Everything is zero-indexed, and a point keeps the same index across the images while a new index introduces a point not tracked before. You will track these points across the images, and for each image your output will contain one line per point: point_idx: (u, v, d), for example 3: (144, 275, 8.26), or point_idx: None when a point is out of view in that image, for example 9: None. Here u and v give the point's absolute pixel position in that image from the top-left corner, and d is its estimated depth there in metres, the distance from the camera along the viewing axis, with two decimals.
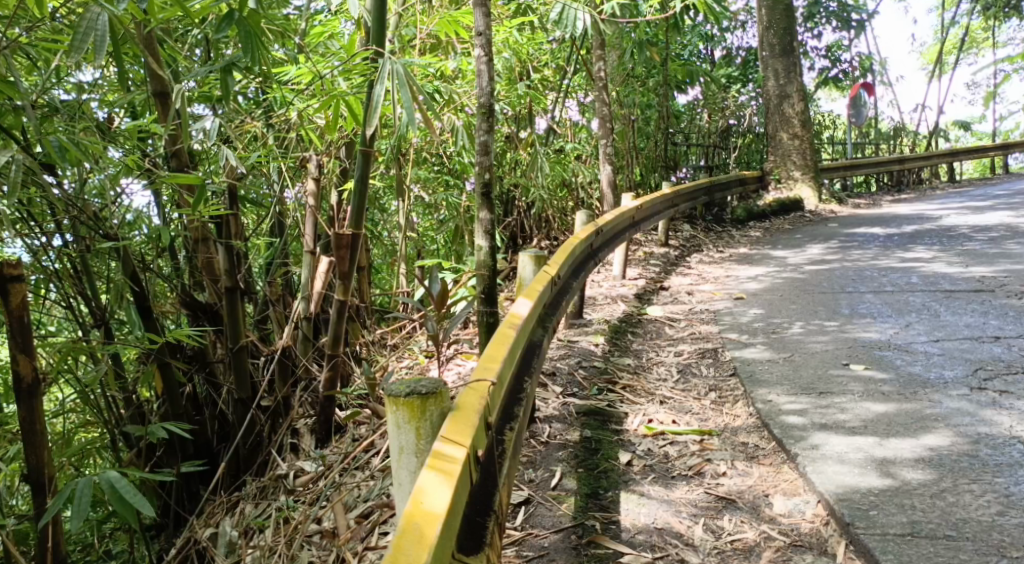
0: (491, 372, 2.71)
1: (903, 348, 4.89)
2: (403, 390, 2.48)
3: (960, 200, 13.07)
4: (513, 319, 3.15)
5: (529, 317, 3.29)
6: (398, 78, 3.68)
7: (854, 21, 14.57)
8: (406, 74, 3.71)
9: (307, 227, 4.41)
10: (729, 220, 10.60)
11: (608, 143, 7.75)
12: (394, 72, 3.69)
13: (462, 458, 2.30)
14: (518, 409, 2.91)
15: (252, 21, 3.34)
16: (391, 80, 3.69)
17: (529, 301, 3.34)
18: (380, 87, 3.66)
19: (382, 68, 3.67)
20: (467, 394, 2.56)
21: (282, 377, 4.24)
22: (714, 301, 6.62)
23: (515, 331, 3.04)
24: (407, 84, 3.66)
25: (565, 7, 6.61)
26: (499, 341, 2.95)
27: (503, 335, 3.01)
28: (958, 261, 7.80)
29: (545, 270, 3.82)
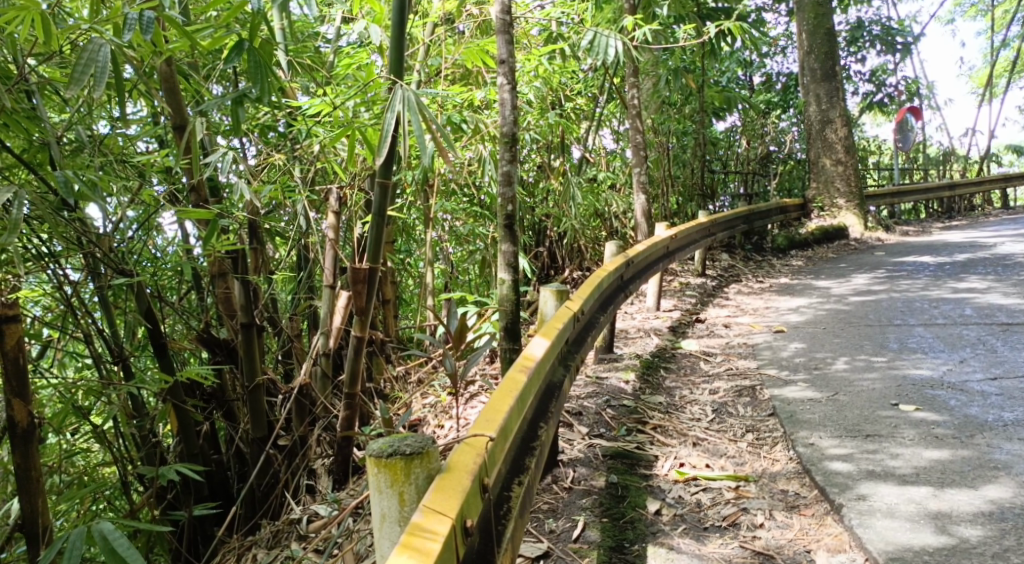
0: (493, 425, 2.55)
1: (957, 387, 4.63)
2: (386, 451, 2.28)
3: (1013, 227, 12.64)
4: (525, 361, 2.97)
5: (546, 357, 3.12)
6: (410, 109, 3.55)
7: (899, 45, 14.25)
8: (419, 100, 3.57)
9: (327, 260, 4.26)
10: (770, 249, 10.34)
11: (642, 172, 7.57)
12: (406, 99, 3.55)
13: (445, 531, 2.15)
14: (529, 460, 2.74)
15: (262, 51, 3.26)
16: (404, 108, 3.55)
17: (545, 340, 3.15)
18: (392, 115, 3.54)
19: (394, 95, 3.54)
20: (461, 452, 2.42)
21: (300, 416, 4.10)
22: (753, 333, 6.38)
23: (526, 375, 2.86)
24: (419, 111, 3.52)
25: (597, 34, 6.48)
26: (506, 388, 2.78)
27: (513, 380, 2.83)
28: (1014, 291, 7.46)
29: (567, 304, 3.65)
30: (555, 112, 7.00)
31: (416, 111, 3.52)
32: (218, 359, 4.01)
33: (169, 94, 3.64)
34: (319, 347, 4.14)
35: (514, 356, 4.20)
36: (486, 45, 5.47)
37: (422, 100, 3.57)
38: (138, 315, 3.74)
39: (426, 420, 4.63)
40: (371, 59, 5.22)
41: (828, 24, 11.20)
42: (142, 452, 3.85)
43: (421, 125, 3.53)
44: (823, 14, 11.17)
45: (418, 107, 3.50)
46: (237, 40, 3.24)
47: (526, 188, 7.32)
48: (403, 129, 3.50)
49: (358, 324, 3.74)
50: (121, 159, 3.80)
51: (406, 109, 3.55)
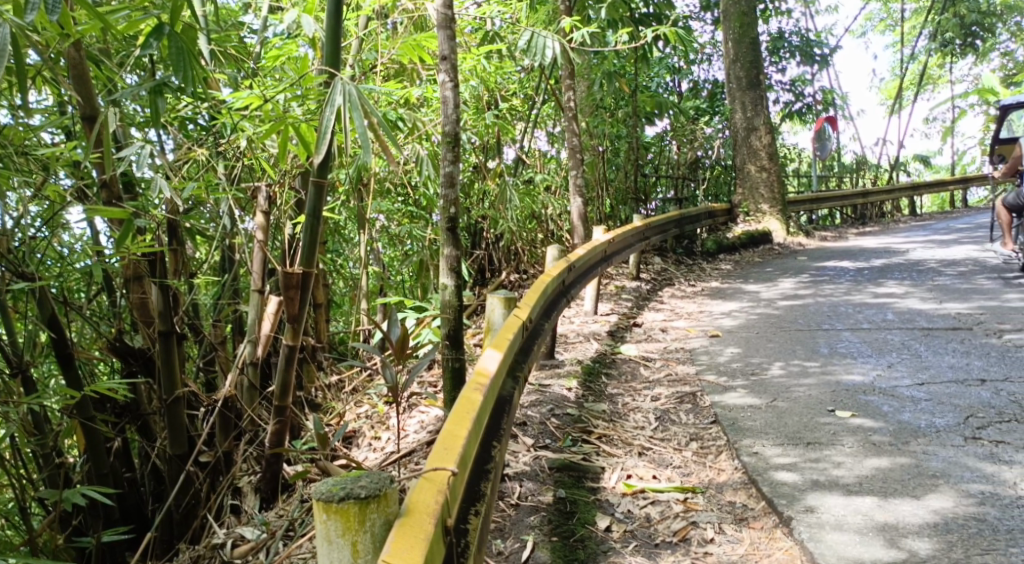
0: (452, 456, 2.40)
1: (889, 392, 4.64)
2: (336, 496, 2.16)
3: (925, 233, 13.04)
4: (479, 378, 2.85)
5: (498, 372, 2.99)
6: (352, 103, 3.37)
7: (817, 56, 14.57)
8: (360, 95, 3.40)
9: (255, 263, 4.05)
10: (699, 252, 10.41)
11: (578, 175, 7.51)
12: (346, 93, 3.38)
13: None
14: (485, 484, 2.60)
15: (185, 37, 3.04)
16: (345, 103, 3.37)
17: (498, 353, 3.04)
18: (331, 110, 3.36)
19: (333, 89, 3.36)
20: (419, 491, 2.26)
21: (224, 430, 3.86)
22: (690, 338, 6.36)
23: (481, 394, 2.74)
24: (361, 108, 3.36)
25: (534, 34, 6.39)
26: (462, 409, 2.66)
27: (469, 399, 2.71)
28: (931, 296, 7.63)
29: (516, 314, 3.53)
30: (490, 113, 6.89)
31: (358, 108, 3.36)
32: (132, 369, 3.77)
33: (78, 82, 3.44)
34: (247, 356, 3.90)
35: (456, 365, 4.05)
36: (423, 41, 5.32)
37: (364, 95, 3.40)
38: (40, 323, 3.43)
39: (362, 431, 4.45)
40: (302, 52, 5.02)
41: (753, 33, 11.34)
42: (44, 472, 3.59)
43: (363, 124, 3.36)
44: (748, 23, 11.31)
45: (360, 103, 3.33)
46: (156, 24, 3.00)
47: (461, 189, 7.18)
48: (345, 127, 3.32)
49: (290, 333, 3.57)
50: (24, 152, 3.51)
51: (347, 105, 3.38)
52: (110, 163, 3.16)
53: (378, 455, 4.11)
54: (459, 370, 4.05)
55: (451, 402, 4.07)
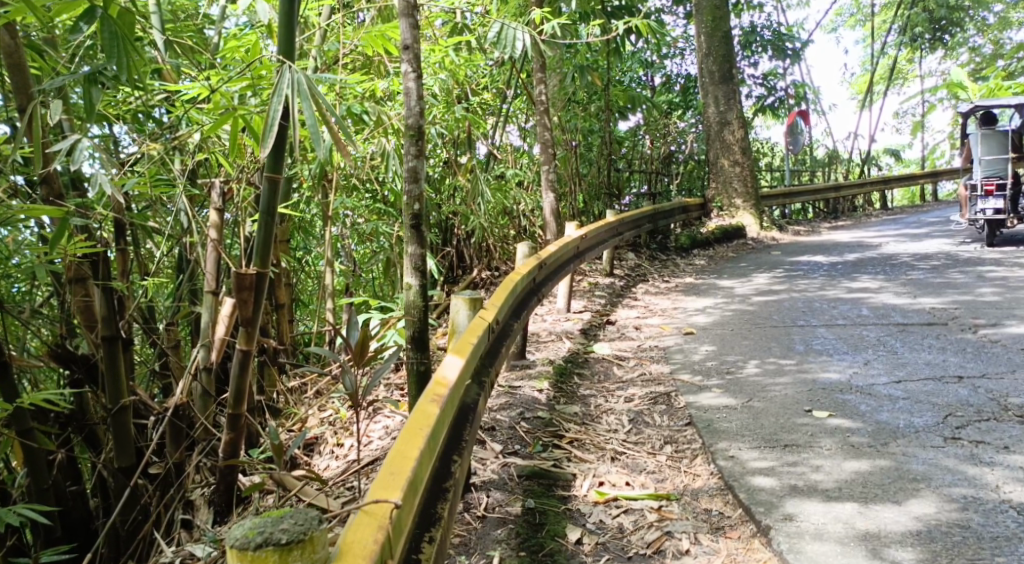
0: (399, 482, 2.24)
1: (866, 390, 4.53)
2: (253, 543, 2.02)
3: (898, 227, 13.04)
4: (436, 388, 2.71)
5: (459, 381, 2.84)
6: (301, 92, 3.20)
7: (789, 50, 14.53)
8: (310, 85, 3.24)
9: (208, 264, 3.86)
10: (673, 248, 10.33)
11: (550, 170, 7.36)
12: (295, 83, 3.22)
13: None
14: (441, 505, 2.46)
15: (121, 21, 2.98)
16: (292, 93, 3.22)
17: (459, 360, 2.89)
18: (278, 99, 3.20)
19: (281, 79, 3.21)
20: (360, 522, 2.09)
21: (175, 440, 3.70)
22: (664, 336, 6.24)
23: (437, 407, 2.60)
24: (309, 97, 3.21)
25: (503, 26, 6.24)
26: (415, 424, 2.51)
27: (424, 412, 2.56)
28: (906, 291, 7.56)
29: (481, 316, 3.37)
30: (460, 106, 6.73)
31: (307, 98, 3.20)
32: (76, 377, 3.60)
33: (14, 71, 3.32)
34: (200, 361, 3.74)
35: (421, 367, 3.90)
36: (387, 31, 5.16)
37: (314, 85, 3.24)
38: None
39: (324, 438, 4.30)
40: (262, 44, 4.84)
41: (726, 26, 11.25)
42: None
43: (314, 116, 3.20)
44: (720, 17, 11.21)
45: (308, 93, 3.17)
46: (88, 7, 2.93)
47: (430, 185, 7.03)
48: (295, 120, 3.17)
49: (244, 337, 3.43)
50: None
51: (295, 94, 3.22)
52: (43, 159, 3.06)
53: (341, 463, 3.96)
54: (424, 374, 3.90)
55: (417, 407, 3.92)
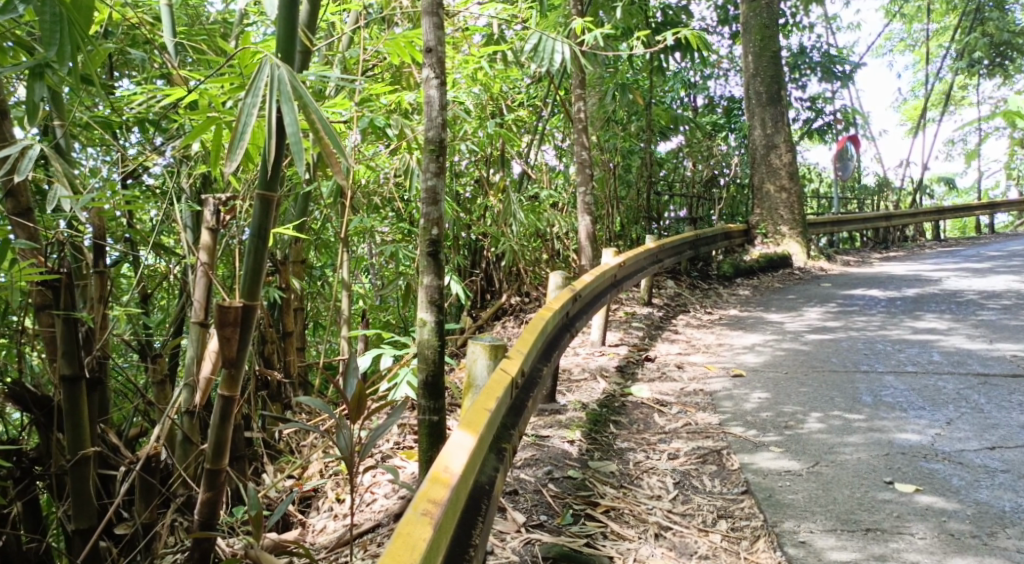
0: None
1: (954, 458, 3.89)
2: None
3: (955, 260, 12.25)
4: (431, 493, 2.19)
5: (463, 478, 2.31)
6: (277, 84, 2.82)
7: (838, 73, 13.81)
8: (292, 83, 2.84)
9: (197, 291, 3.40)
10: (715, 276, 9.73)
11: (587, 192, 6.79)
12: (276, 80, 2.83)
13: None
14: None
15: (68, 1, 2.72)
16: (272, 92, 2.83)
17: (464, 446, 2.38)
18: (253, 99, 2.82)
19: (259, 74, 2.83)
20: None
21: (144, 498, 3.35)
22: (709, 377, 5.63)
23: (427, 529, 2.07)
24: (290, 100, 2.81)
25: (542, 37, 5.78)
26: (394, 560, 1.99)
27: (409, 538, 2.04)
28: (978, 334, 6.87)
29: (500, 372, 2.86)
30: (494, 121, 6.24)
31: (287, 99, 2.81)
32: (36, 420, 3.27)
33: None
34: (182, 402, 3.34)
35: (433, 417, 3.35)
36: (414, 37, 4.63)
37: (296, 83, 2.84)
38: None
39: (323, 493, 3.84)
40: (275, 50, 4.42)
41: (775, 46, 10.61)
42: None
43: (293, 124, 2.81)
44: (769, 37, 10.57)
45: (287, 94, 2.78)
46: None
47: (461, 204, 6.54)
48: (272, 127, 2.79)
49: (226, 383, 2.96)
50: None
51: (273, 93, 2.82)
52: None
53: (337, 529, 3.47)
54: (436, 426, 3.35)
55: (426, 462, 3.38)
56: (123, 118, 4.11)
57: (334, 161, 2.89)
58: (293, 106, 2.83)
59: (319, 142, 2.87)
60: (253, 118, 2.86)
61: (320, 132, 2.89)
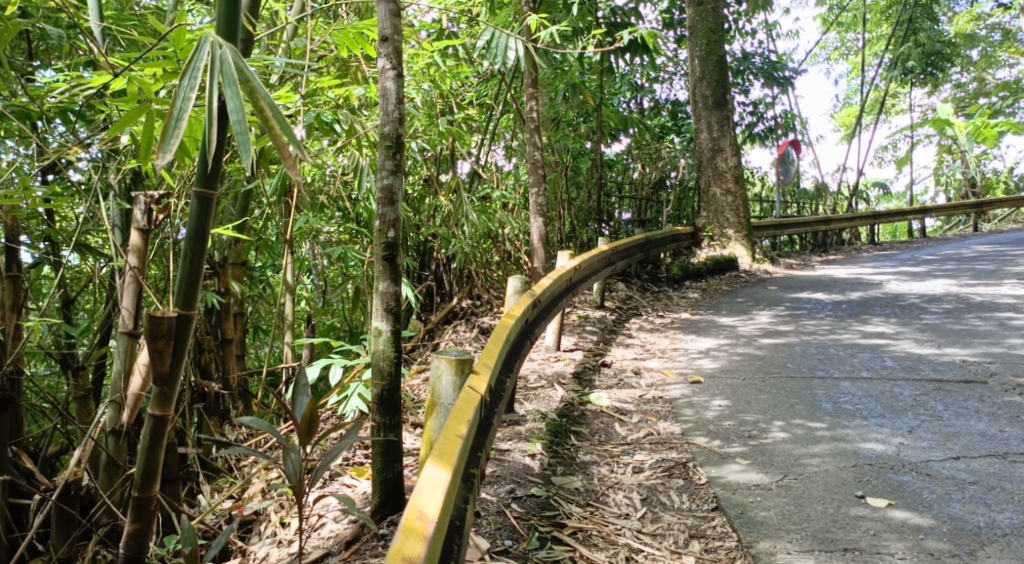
0: None
1: (921, 469, 3.79)
2: None
3: (893, 264, 12.37)
4: (406, 548, 2.06)
5: (439, 527, 2.18)
6: (218, 64, 2.60)
7: (780, 79, 13.84)
8: (236, 64, 2.63)
9: (126, 298, 3.17)
10: (664, 278, 9.65)
11: (540, 193, 6.58)
12: (218, 60, 2.61)
13: None
14: None
15: None
16: (213, 74, 2.60)
17: (437, 489, 2.25)
18: (191, 82, 2.59)
19: (200, 53, 2.60)
20: None
21: (63, 531, 3.29)
22: (667, 384, 5.48)
23: None
24: (234, 83, 2.59)
25: (495, 33, 5.56)
26: None
27: None
28: (927, 338, 6.86)
29: (467, 395, 2.73)
30: (445, 119, 6.00)
31: (231, 83, 2.59)
32: None
33: None
34: (108, 421, 3.26)
35: (388, 436, 3.12)
36: (366, 28, 4.37)
37: (240, 64, 2.62)
38: None
39: (267, 515, 3.61)
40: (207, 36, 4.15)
41: (721, 51, 10.56)
42: None
43: (237, 108, 2.59)
44: (716, 40, 10.52)
45: (230, 76, 2.57)
46: None
47: (409, 204, 6.30)
48: (213, 113, 2.56)
49: (158, 401, 2.85)
50: None
51: (215, 73, 2.59)
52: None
53: (282, 558, 3.26)
54: (392, 445, 3.13)
55: (382, 484, 3.17)
56: (43, 107, 3.84)
57: (287, 155, 2.61)
58: (237, 91, 2.61)
59: (269, 133, 2.59)
60: (190, 105, 2.61)
61: (270, 124, 2.64)
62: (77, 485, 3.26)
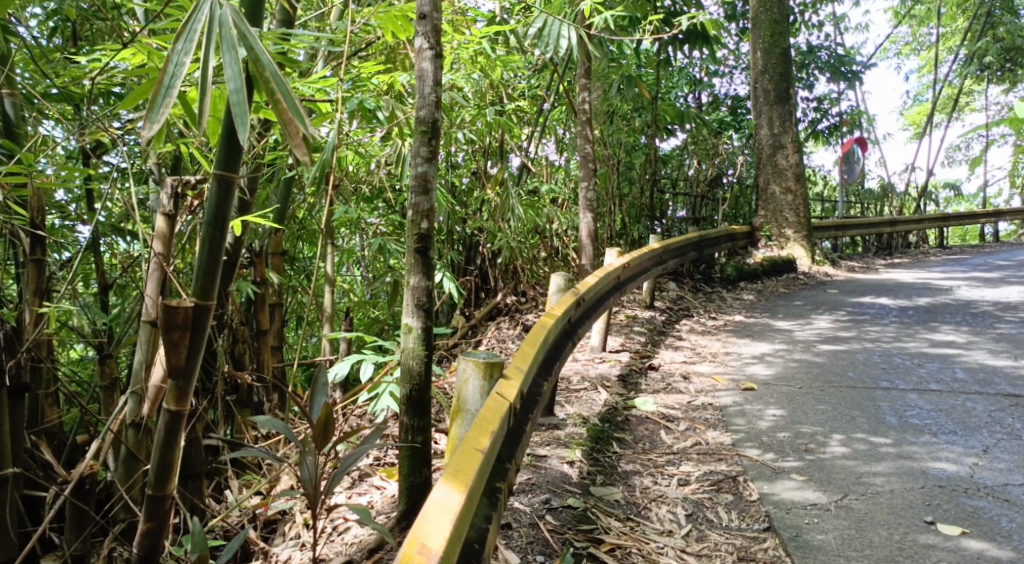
0: None
1: (998, 494, 3.47)
2: None
3: (962, 269, 11.83)
4: None
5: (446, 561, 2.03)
6: (217, 27, 2.48)
7: (847, 74, 13.34)
8: (235, 25, 2.49)
9: (150, 285, 3.03)
10: (719, 279, 9.33)
11: (590, 188, 6.34)
12: (215, 21, 2.48)
13: None
14: None
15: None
16: (210, 35, 2.48)
17: (446, 517, 2.10)
18: (185, 46, 2.47)
19: (196, 12, 2.48)
20: None
21: (75, 528, 3.19)
22: (717, 389, 5.20)
23: None
24: (232, 47, 2.46)
25: (547, 20, 5.31)
26: None
27: None
28: (1000, 349, 6.46)
29: (491, 406, 2.56)
30: (494, 109, 5.78)
31: (229, 48, 2.46)
32: None
33: None
34: (128, 412, 3.13)
35: (415, 439, 2.94)
36: (409, 11, 4.17)
37: (239, 23, 2.49)
38: None
39: (292, 515, 3.47)
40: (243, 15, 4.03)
41: (785, 44, 10.17)
42: None
43: (236, 75, 2.44)
44: (780, 33, 10.13)
45: (227, 41, 2.44)
46: None
47: (456, 196, 6.12)
48: (207, 78, 2.43)
49: (174, 396, 2.71)
50: None
51: (210, 33, 2.48)
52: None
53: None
54: (419, 451, 2.94)
55: (409, 492, 2.99)
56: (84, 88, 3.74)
57: (294, 130, 2.50)
58: (236, 54, 2.47)
59: (275, 107, 2.49)
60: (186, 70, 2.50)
61: (280, 101, 2.51)
62: (93, 479, 3.14)
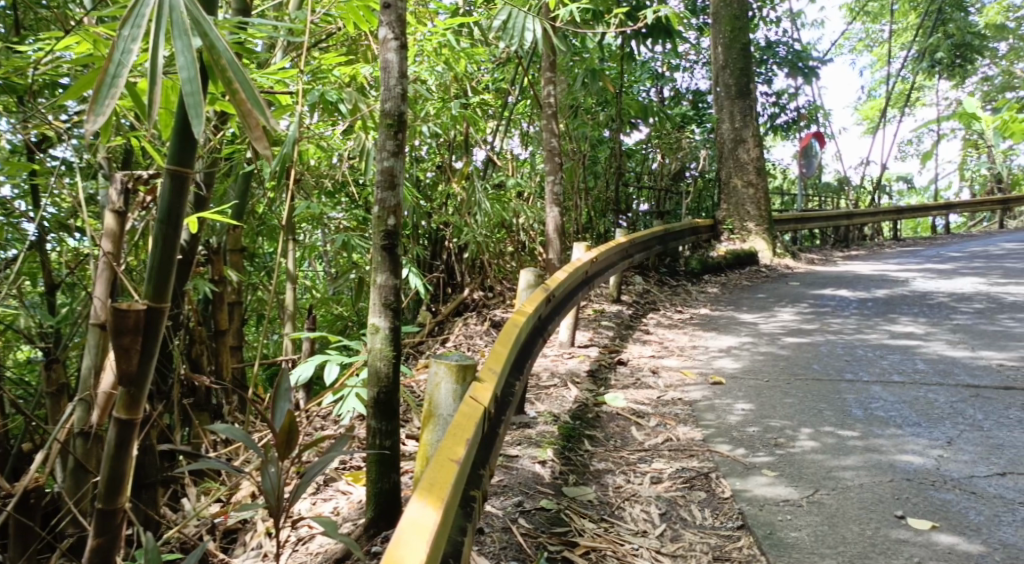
0: None
1: (966, 487, 3.48)
2: None
3: (918, 261, 11.99)
4: None
5: None
6: (168, 12, 2.37)
7: (806, 68, 13.44)
8: (188, 11, 2.39)
9: (98, 287, 2.91)
10: (683, 272, 9.33)
11: (555, 182, 6.28)
12: (166, 6, 2.38)
13: None
14: None
15: None
16: (160, 21, 2.37)
17: (422, 534, 2.02)
18: (134, 31, 2.36)
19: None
20: None
21: (20, 543, 3.06)
22: (686, 384, 5.18)
23: None
24: (184, 34, 2.36)
25: (511, 12, 5.23)
26: None
27: None
28: (959, 340, 6.53)
29: (465, 413, 2.48)
30: (458, 102, 5.69)
31: (181, 33, 2.35)
32: None
33: None
34: (76, 421, 3.05)
35: (384, 444, 2.86)
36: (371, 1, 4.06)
37: (191, 9, 2.38)
38: None
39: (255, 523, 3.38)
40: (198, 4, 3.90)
41: (746, 38, 10.19)
42: None
43: (189, 63, 2.34)
44: (740, 27, 10.16)
45: (179, 27, 2.34)
46: None
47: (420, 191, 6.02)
48: (158, 65, 2.33)
49: (125, 404, 2.59)
50: None
51: (160, 18, 2.37)
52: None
53: None
54: (387, 456, 2.86)
55: (376, 497, 2.91)
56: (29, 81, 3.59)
57: (253, 122, 2.40)
58: (190, 41, 2.37)
59: (233, 99, 2.39)
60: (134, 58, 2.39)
61: (236, 91, 2.41)
62: (37, 492, 3.03)
